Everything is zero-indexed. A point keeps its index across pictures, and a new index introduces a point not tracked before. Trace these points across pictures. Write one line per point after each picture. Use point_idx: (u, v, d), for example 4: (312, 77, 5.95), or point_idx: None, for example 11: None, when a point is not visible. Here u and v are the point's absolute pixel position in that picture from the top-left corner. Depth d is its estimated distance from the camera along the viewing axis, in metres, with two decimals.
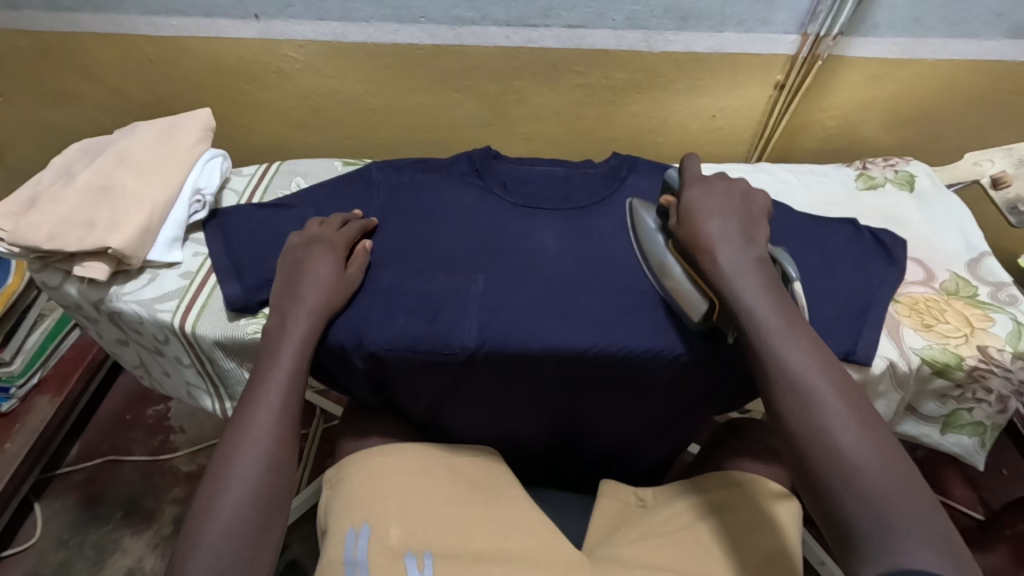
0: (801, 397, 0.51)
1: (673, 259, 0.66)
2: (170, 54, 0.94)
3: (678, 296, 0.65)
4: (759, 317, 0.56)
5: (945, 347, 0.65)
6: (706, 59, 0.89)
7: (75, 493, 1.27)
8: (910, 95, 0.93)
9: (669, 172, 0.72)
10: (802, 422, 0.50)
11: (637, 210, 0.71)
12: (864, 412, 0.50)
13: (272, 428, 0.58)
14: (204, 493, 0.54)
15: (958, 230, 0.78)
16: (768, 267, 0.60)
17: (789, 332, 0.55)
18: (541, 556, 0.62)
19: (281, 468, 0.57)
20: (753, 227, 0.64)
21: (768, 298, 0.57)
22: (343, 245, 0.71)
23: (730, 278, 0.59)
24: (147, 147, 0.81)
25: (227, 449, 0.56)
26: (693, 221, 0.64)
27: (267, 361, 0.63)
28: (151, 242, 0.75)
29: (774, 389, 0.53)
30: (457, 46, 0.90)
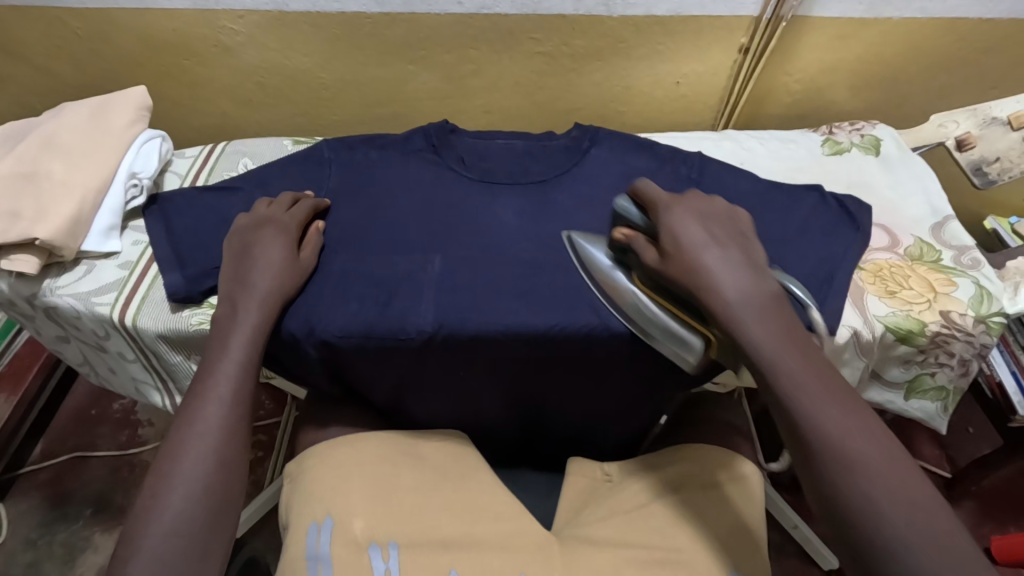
0: (841, 462, 0.45)
1: (648, 299, 0.60)
2: (100, 29, 0.88)
3: (669, 337, 0.59)
4: (784, 372, 0.49)
5: (909, 314, 0.65)
6: (667, 23, 0.86)
7: (41, 493, 1.23)
8: (874, 56, 0.91)
9: (620, 202, 0.61)
10: (844, 493, 0.45)
11: (580, 244, 0.65)
12: (900, 466, 0.45)
13: (221, 422, 0.55)
14: (148, 491, 0.51)
15: (923, 194, 0.77)
16: (780, 300, 0.53)
17: (817, 383, 0.48)
18: (506, 540, 0.61)
19: (232, 465, 0.54)
20: (750, 249, 0.57)
21: (786, 341, 0.50)
22: (295, 228, 0.67)
23: (745, 322, 0.51)
24: (77, 130, 0.76)
25: (173, 446, 0.54)
26: (684, 256, 0.55)
27: (217, 350, 0.60)
28: (85, 232, 0.70)
29: (813, 457, 0.46)
30: (407, 14, 0.85)
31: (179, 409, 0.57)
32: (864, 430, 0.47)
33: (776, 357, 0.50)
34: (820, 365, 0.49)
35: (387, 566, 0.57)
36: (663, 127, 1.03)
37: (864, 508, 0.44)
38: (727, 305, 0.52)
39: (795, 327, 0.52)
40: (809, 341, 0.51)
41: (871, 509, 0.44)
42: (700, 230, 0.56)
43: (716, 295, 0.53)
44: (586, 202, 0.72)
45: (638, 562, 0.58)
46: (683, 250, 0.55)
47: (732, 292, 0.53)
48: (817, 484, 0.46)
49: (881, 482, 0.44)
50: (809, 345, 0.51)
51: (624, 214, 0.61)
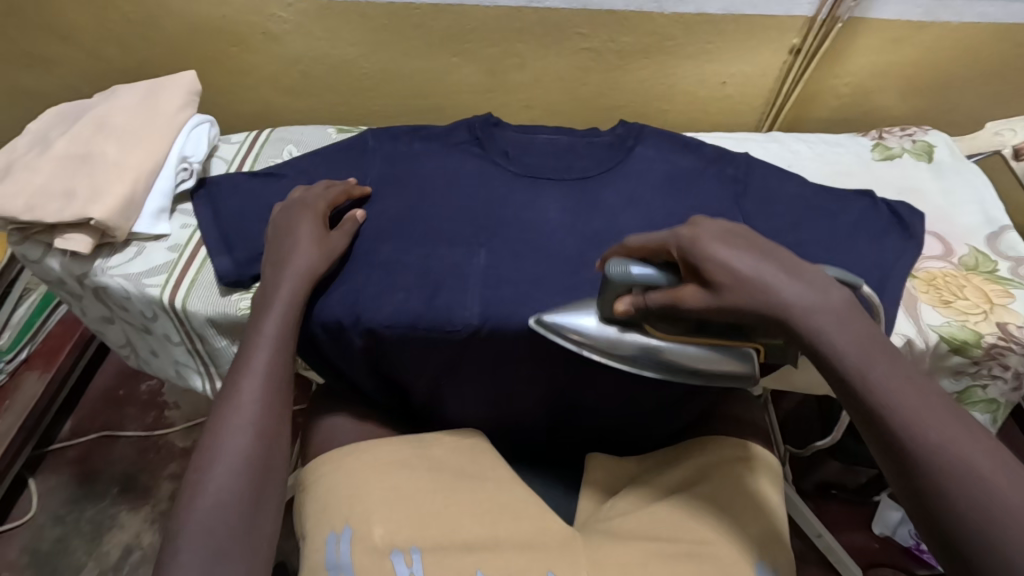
0: (956, 484, 0.40)
1: (683, 345, 0.52)
2: (152, 13, 0.89)
3: (727, 371, 0.52)
4: (876, 380, 0.43)
5: (965, 324, 0.63)
6: (718, 21, 0.85)
7: (70, 470, 1.25)
8: (928, 61, 0.90)
9: (616, 269, 0.49)
10: (970, 520, 0.39)
11: (558, 319, 0.55)
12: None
13: (260, 397, 0.56)
14: (193, 466, 0.52)
15: (978, 202, 0.75)
16: (856, 308, 0.45)
17: (915, 393, 0.42)
18: (533, 539, 0.62)
19: (272, 439, 0.54)
20: (788, 258, 0.47)
21: (871, 346, 0.44)
22: (325, 207, 0.68)
23: (826, 342, 0.44)
24: (130, 112, 0.77)
25: (215, 421, 0.54)
26: (738, 295, 0.45)
27: (255, 329, 0.60)
28: (136, 214, 0.71)
29: (922, 477, 0.41)
30: (456, 6, 0.85)
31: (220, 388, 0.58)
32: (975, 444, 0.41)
33: (866, 371, 0.43)
34: (913, 373, 0.43)
35: (411, 571, 0.58)
36: (705, 127, 1.02)
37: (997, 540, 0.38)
38: (804, 319, 0.44)
39: (874, 333, 0.45)
40: (895, 349, 0.44)
41: (1002, 539, 0.38)
42: (740, 260, 0.45)
43: (787, 324, 0.45)
44: (632, 200, 0.71)
45: (666, 555, 0.59)
46: (740, 290, 0.45)
47: (805, 315, 0.44)
48: (933, 512, 0.40)
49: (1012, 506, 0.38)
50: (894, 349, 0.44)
51: (622, 278, 0.49)
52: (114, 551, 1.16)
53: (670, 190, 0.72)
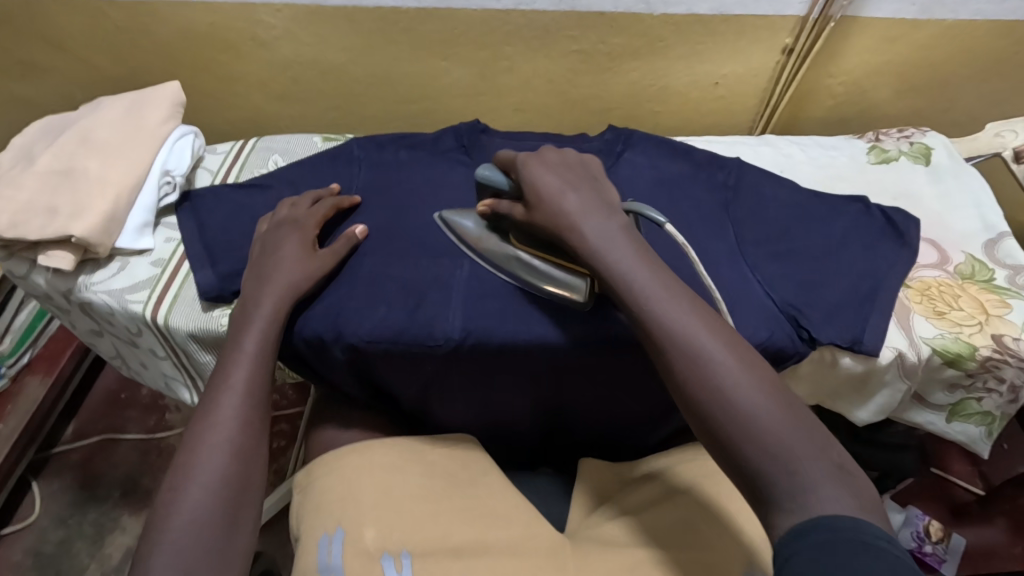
0: (690, 363, 0.48)
1: (527, 254, 0.64)
2: (139, 21, 0.88)
3: (552, 285, 0.63)
4: (639, 287, 0.52)
5: (958, 336, 0.62)
6: (710, 22, 0.83)
7: (72, 473, 1.26)
8: (925, 60, 0.87)
9: (484, 172, 0.65)
10: (702, 396, 0.47)
11: (451, 219, 0.69)
12: (750, 360, 0.47)
13: (236, 413, 0.56)
14: (168, 485, 0.52)
15: (976, 207, 0.73)
16: (631, 228, 0.57)
17: (665, 293, 0.51)
18: (521, 545, 0.62)
19: (249, 455, 0.54)
20: (605, 191, 0.61)
21: (639, 261, 0.54)
22: (316, 228, 0.68)
23: (600, 251, 0.55)
24: (112, 125, 0.77)
25: (191, 438, 0.54)
26: (546, 203, 0.59)
27: (231, 344, 0.60)
28: (119, 229, 0.71)
29: (671, 361, 0.49)
30: (444, 10, 0.83)
31: (198, 406, 0.58)
32: (711, 330, 0.49)
33: (630, 276, 0.53)
34: (670, 277, 0.53)
35: None
36: (700, 128, 1.00)
37: (722, 409, 0.46)
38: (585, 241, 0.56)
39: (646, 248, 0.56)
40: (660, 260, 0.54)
41: (732, 407, 0.45)
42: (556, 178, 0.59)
43: (573, 233, 0.57)
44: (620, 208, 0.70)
45: (658, 563, 0.58)
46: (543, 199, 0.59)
47: (590, 227, 0.56)
48: (682, 388, 0.48)
49: (736, 378, 0.47)
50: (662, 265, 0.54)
51: (484, 181, 0.66)
52: (116, 554, 1.18)
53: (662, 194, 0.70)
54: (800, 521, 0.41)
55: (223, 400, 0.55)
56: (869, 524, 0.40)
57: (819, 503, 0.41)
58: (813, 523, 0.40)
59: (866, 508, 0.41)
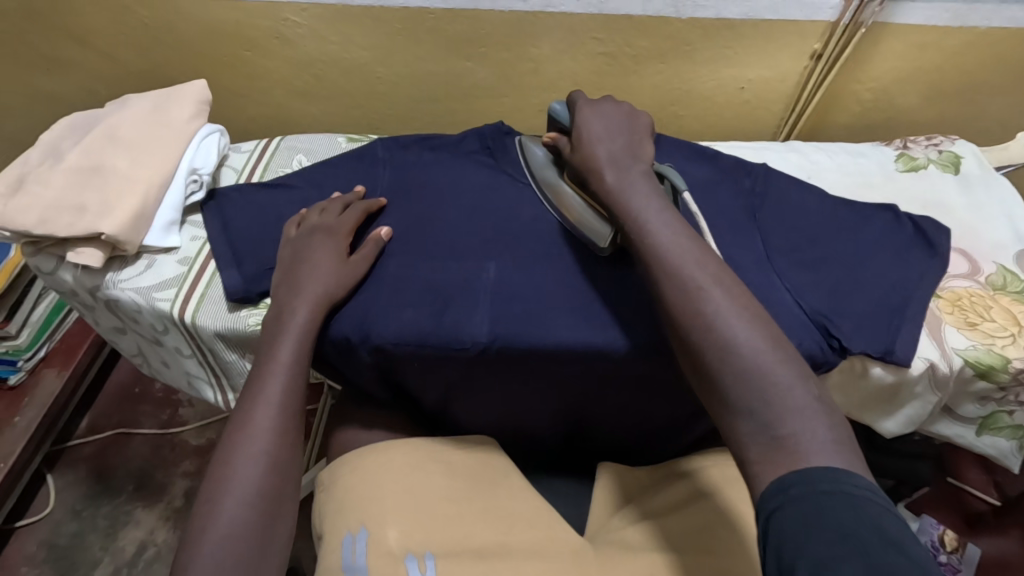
0: (686, 293, 0.51)
1: (572, 192, 0.69)
2: (166, 18, 0.89)
3: (581, 225, 0.67)
4: (644, 224, 0.56)
5: (991, 348, 0.61)
6: (738, 26, 0.83)
7: (86, 466, 1.27)
8: (954, 66, 0.87)
9: (556, 106, 0.71)
10: (693, 322, 0.50)
11: (525, 144, 0.75)
12: (742, 297, 0.50)
13: (272, 425, 0.56)
14: (205, 497, 0.52)
15: (1006, 217, 0.73)
16: (650, 178, 0.61)
17: (671, 232, 0.55)
18: (544, 547, 0.61)
19: (284, 468, 0.54)
20: (640, 145, 0.65)
21: (651, 203, 0.58)
22: (344, 232, 0.68)
23: (618, 195, 0.59)
24: (139, 123, 0.77)
25: (227, 449, 0.54)
26: (584, 146, 0.65)
27: (267, 353, 0.60)
28: (148, 227, 0.71)
29: (664, 288, 0.52)
30: (471, 10, 0.83)
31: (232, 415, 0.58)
32: (712, 269, 0.52)
33: (639, 216, 0.57)
34: (679, 221, 0.56)
35: None
36: (724, 133, 0.99)
37: (710, 335, 0.48)
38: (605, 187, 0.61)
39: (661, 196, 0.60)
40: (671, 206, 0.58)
41: (715, 330, 0.48)
42: (598, 124, 0.64)
43: (597, 176, 0.62)
44: None
45: (675, 566, 0.58)
46: (582, 141, 0.65)
47: (610, 174, 0.61)
48: (671, 313, 0.51)
49: (728, 310, 0.49)
50: (673, 212, 0.58)
51: (553, 117, 0.71)
52: (129, 548, 1.18)
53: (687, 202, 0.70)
54: (769, 469, 0.43)
55: (259, 412, 0.55)
56: (838, 465, 0.41)
57: (789, 431, 0.43)
58: (799, 479, 0.41)
59: (840, 443, 0.43)
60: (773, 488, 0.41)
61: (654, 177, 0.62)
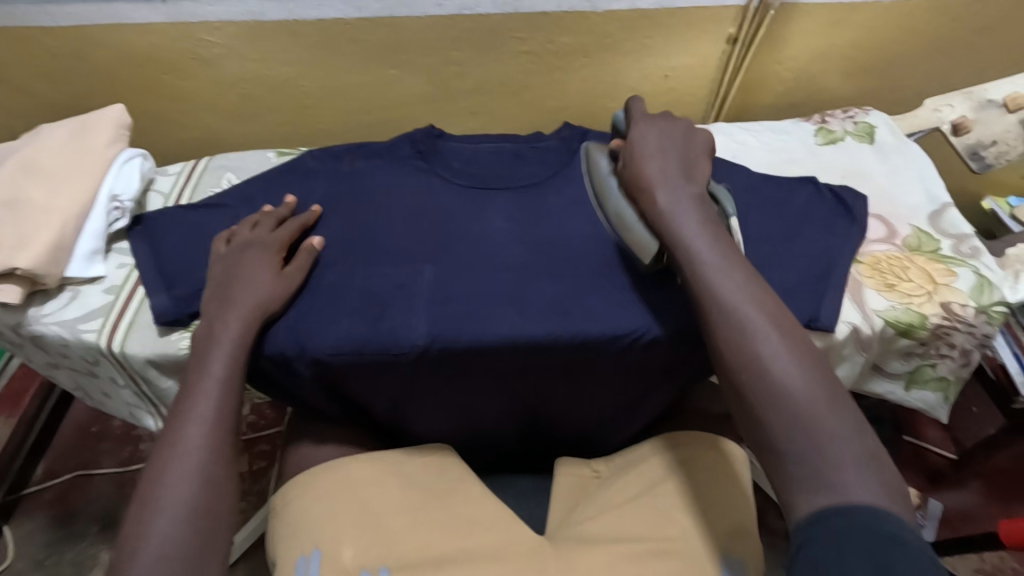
0: (738, 331, 0.52)
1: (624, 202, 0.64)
2: (77, 47, 0.87)
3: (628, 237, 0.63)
4: (698, 257, 0.56)
5: (909, 307, 0.64)
6: (653, 16, 0.85)
7: (46, 512, 1.22)
8: (865, 40, 0.90)
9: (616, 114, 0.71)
10: (745, 367, 0.51)
11: (591, 152, 0.70)
12: (800, 346, 0.51)
13: (204, 442, 0.55)
14: (133, 520, 0.51)
15: (920, 181, 0.76)
16: (705, 205, 0.61)
17: (726, 270, 0.55)
18: (501, 549, 0.61)
19: (219, 485, 0.53)
20: (694, 166, 0.65)
21: (704, 235, 0.58)
22: (276, 246, 0.67)
23: (670, 215, 0.59)
24: (55, 151, 0.76)
25: (156, 468, 0.53)
26: (635, 159, 0.64)
27: (196, 371, 0.59)
28: (68, 258, 0.70)
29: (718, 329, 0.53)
30: (387, 18, 0.83)
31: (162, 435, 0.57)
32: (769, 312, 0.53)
33: (693, 244, 0.57)
34: (733, 256, 0.57)
35: None
36: None
37: (767, 386, 0.49)
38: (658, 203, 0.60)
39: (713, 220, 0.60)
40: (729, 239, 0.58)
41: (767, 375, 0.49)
42: (662, 142, 0.64)
43: (649, 196, 0.61)
44: (578, 203, 0.71)
45: (642, 553, 0.59)
46: (634, 153, 0.64)
47: (663, 194, 0.60)
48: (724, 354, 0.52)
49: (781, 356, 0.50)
50: (727, 241, 0.58)
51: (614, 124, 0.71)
52: None
53: None
54: (811, 507, 0.44)
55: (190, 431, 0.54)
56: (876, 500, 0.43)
57: (836, 479, 0.44)
58: (834, 511, 0.43)
59: (892, 501, 0.43)
60: (808, 515, 0.44)
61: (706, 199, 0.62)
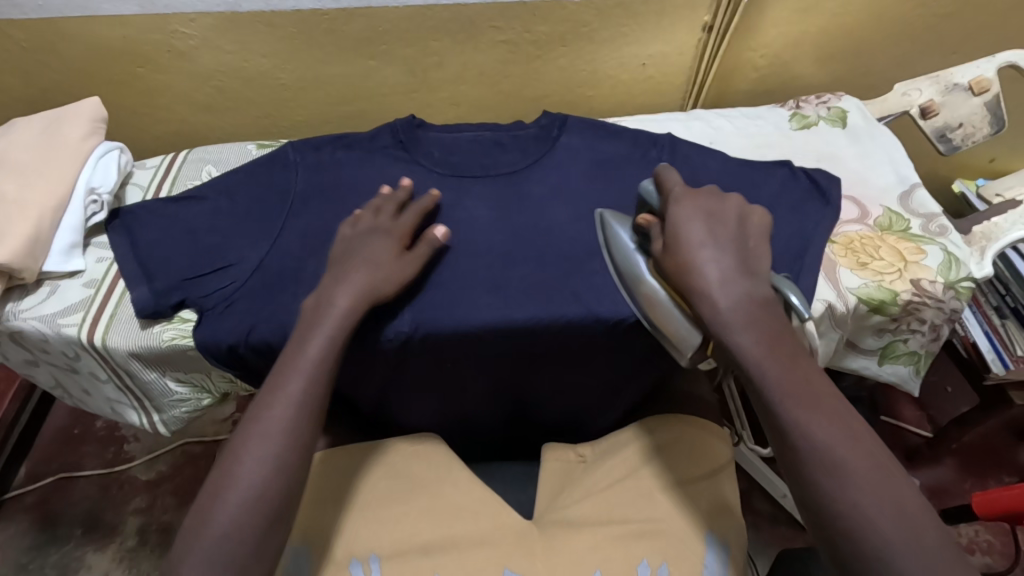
0: (827, 472, 0.47)
1: (658, 288, 0.59)
2: (48, 40, 0.85)
3: (667, 330, 0.58)
4: (775, 383, 0.50)
5: (880, 284, 0.66)
6: (629, 5, 0.86)
7: (29, 516, 1.20)
8: (836, 27, 0.92)
9: (644, 186, 0.62)
10: (841, 514, 0.46)
11: (609, 222, 0.64)
12: (895, 484, 0.46)
13: (286, 425, 0.53)
14: (208, 489, 0.51)
15: (891, 163, 0.77)
16: (775, 310, 0.54)
17: (809, 395, 0.49)
18: (488, 535, 0.63)
19: (292, 475, 0.52)
20: (751, 255, 0.57)
21: (775, 353, 0.51)
22: (400, 234, 0.65)
23: (733, 328, 0.52)
24: (28, 145, 0.74)
25: (238, 442, 0.52)
26: (683, 251, 0.56)
27: (297, 342, 0.57)
28: (45, 252, 0.69)
29: (805, 469, 0.48)
30: (364, 8, 0.83)
31: (255, 398, 0.55)
32: (857, 445, 0.47)
33: (762, 366, 0.51)
34: (811, 376, 0.51)
35: None
36: (634, 109, 1.03)
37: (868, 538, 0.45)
38: (720, 314, 0.53)
39: (783, 330, 0.53)
40: (798, 355, 0.51)
41: (865, 523, 0.45)
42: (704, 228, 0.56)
43: (708, 302, 0.54)
44: (558, 190, 0.72)
45: (626, 535, 0.61)
46: (679, 243, 0.56)
47: (724, 300, 0.53)
48: (811, 497, 0.47)
49: (878, 502, 0.45)
50: (799, 356, 0.52)
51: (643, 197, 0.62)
52: None
53: (595, 178, 0.73)
54: None
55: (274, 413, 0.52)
56: None
57: None
58: None
59: None
60: None
61: (772, 301, 0.55)
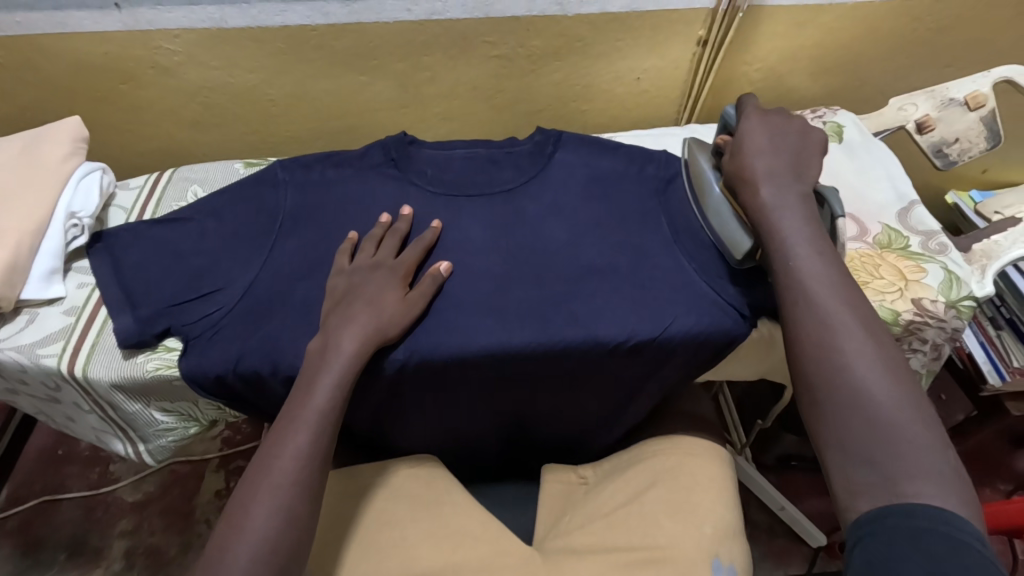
0: (825, 327, 0.53)
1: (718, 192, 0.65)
2: (27, 56, 0.83)
3: (720, 231, 0.64)
4: (796, 254, 0.57)
5: (882, 304, 0.65)
6: (623, 19, 0.85)
7: (10, 541, 1.17)
8: (831, 40, 0.92)
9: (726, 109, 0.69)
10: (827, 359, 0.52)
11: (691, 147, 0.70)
12: (887, 349, 0.52)
13: (294, 478, 0.53)
14: (217, 542, 0.51)
15: (888, 179, 0.77)
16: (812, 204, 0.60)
17: (824, 266, 0.56)
18: (489, 562, 0.61)
19: (300, 525, 0.53)
20: (804, 162, 0.64)
21: (806, 233, 0.58)
22: (403, 271, 0.64)
23: (772, 209, 0.59)
24: (5, 167, 0.72)
25: (245, 493, 0.53)
26: (741, 153, 0.63)
27: (300, 393, 0.56)
28: (23, 279, 0.67)
29: (802, 326, 0.54)
30: (354, 24, 0.82)
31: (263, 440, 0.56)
32: (859, 310, 0.54)
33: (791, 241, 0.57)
34: (832, 256, 0.57)
35: None
36: (628, 123, 1.02)
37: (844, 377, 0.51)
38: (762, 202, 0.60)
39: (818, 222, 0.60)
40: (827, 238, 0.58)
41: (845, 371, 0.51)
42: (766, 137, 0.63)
43: (752, 187, 0.61)
44: (553, 208, 0.70)
45: (631, 563, 0.60)
46: (742, 147, 0.63)
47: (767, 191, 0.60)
48: (804, 349, 0.54)
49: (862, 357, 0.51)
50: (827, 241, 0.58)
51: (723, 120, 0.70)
52: None
53: (591, 196, 0.71)
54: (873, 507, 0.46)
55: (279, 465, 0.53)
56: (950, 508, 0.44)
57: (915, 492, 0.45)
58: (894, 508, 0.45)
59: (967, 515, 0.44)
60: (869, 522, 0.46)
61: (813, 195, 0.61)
